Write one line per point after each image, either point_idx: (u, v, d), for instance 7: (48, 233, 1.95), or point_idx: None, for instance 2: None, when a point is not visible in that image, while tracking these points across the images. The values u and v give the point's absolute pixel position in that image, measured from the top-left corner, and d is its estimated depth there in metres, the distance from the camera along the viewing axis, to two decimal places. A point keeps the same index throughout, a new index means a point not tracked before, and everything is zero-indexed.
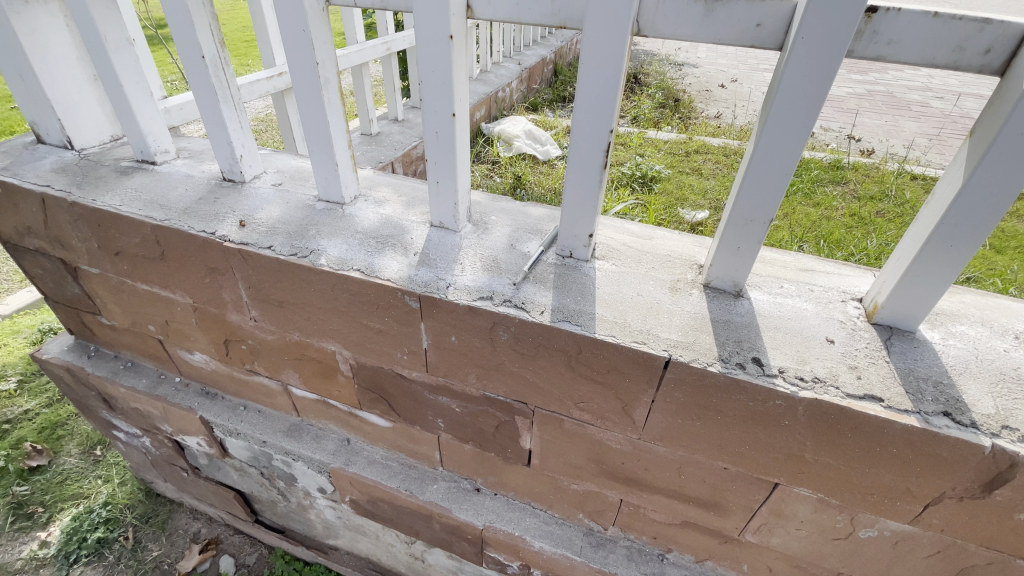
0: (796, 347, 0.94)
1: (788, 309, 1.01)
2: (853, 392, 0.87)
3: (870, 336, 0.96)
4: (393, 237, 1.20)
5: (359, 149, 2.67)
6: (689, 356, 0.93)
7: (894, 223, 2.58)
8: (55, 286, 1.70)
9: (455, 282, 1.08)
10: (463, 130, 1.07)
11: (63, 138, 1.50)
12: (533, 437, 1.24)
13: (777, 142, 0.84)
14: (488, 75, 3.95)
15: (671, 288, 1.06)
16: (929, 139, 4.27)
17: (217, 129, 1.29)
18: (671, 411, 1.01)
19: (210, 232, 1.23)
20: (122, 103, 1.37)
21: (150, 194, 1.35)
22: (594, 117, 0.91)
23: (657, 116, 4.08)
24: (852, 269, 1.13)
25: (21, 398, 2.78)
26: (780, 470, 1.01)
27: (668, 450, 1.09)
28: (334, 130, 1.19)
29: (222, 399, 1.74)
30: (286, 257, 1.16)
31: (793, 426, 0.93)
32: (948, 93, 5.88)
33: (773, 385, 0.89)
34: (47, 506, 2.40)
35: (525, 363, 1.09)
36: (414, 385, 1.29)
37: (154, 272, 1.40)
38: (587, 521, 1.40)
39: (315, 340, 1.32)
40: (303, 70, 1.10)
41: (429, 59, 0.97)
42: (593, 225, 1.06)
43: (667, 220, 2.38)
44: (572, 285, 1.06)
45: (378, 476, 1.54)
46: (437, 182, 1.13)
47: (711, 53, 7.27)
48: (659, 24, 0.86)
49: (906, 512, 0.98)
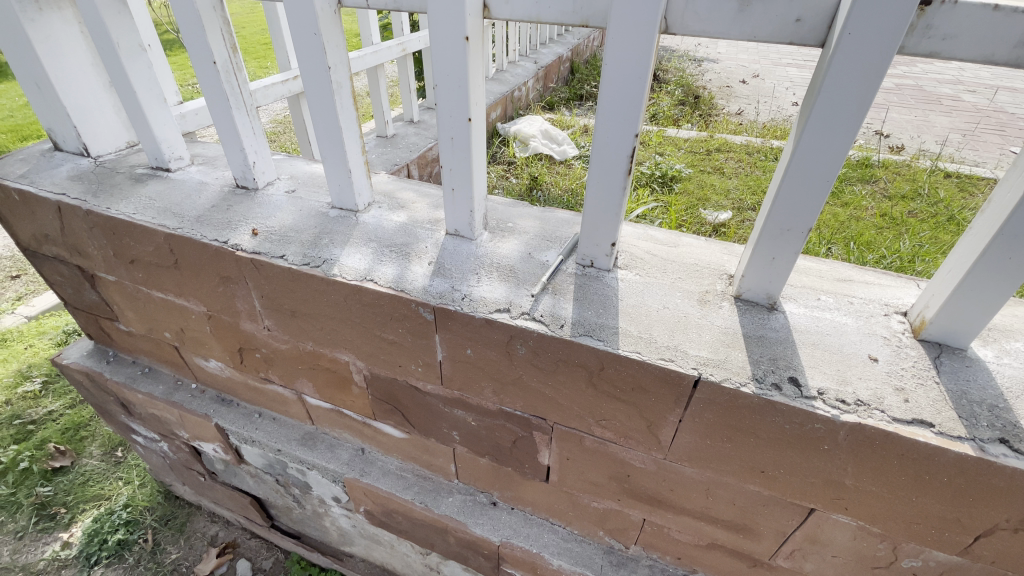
0: (837, 366, 0.87)
1: (827, 324, 0.95)
2: (900, 417, 0.81)
3: (918, 354, 0.89)
4: (407, 245, 1.16)
5: (374, 152, 2.64)
6: (720, 375, 0.87)
7: (929, 224, 2.46)
8: (74, 293, 1.71)
9: (470, 293, 1.04)
10: (480, 135, 1.03)
11: (80, 146, 1.50)
12: (552, 453, 1.19)
13: (819, 145, 0.78)
14: (504, 74, 3.91)
15: (700, 300, 1.00)
16: (962, 135, 4.10)
17: (230, 136, 1.27)
18: (699, 432, 0.95)
19: (223, 241, 1.20)
20: (135, 110, 1.36)
21: (164, 202, 1.33)
22: (619, 120, 0.86)
23: (676, 113, 3.99)
24: (894, 279, 1.06)
25: (46, 399, 2.84)
26: (817, 495, 0.94)
27: (695, 471, 1.03)
28: (347, 135, 1.15)
29: (238, 406, 1.73)
30: (299, 267, 1.13)
31: (834, 450, 0.86)
32: (981, 86, 5.66)
33: (812, 408, 0.83)
34: (69, 507, 2.44)
35: (544, 378, 1.04)
36: (429, 398, 1.25)
37: (168, 279, 1.39)
38: (608, 539, 1.34)
39: (328, 349, 1.29)
40: (315, 76, 1.07)
41: (444, 62, 0.93)
42: (615, 234, 1.01)
43: (689, 221, 2.31)
44: (594, 297, 1.01)
45: (393, 488, 1.50)
46: (453, 189, 1.09)
47: (732, 48, 7.12)
48: (689, 21, 0.80)
49: (956, 543, 0.90)
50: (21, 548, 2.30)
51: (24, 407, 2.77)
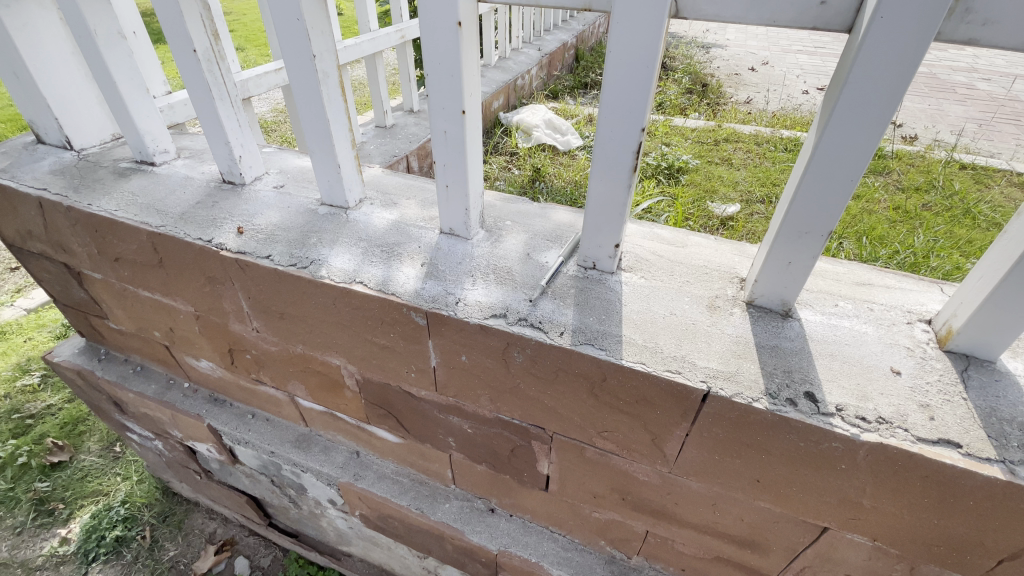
0: (856, 380, 0.81)
1: (845, 333, 0.89)
2: (925, 437, 0.75)
3: (944, 367, 0.83)
4: (399, 245, 1.10)
5: (372, 143, 2.57)
6: (731, 389, 0.81)
7: (944, 217, 2.37)
8: (62, 290, 1.67)
9: (464, 297, 0.98)
10: (475, 128, 0.97)
11: (62, 138, 1.44)
12: (551, 462, 1.14)
13: (842, 142, 0.71)
14: (507, 62, 3.80)
15: (710, 306, 0.94)
16: (978, 125, 3.98)
17: (214, 129, 1.21)
18: (707, 447, 0.90)
19: (207, 240, 1.15)
20: (117, 101, 1.30)
21: (148, 198, 1.28)
22: (624, 114, 0.80)
23: (684, 102, 3.89)
24: (916, 283, 0.99)
25: (44, 393, 2.82)
26: (830, 514, 0.89)
27: (702, 485, 0.98)
28: (335, 128, 1.09)
29: (231, 407, 1.68)
30: (285, 268, 1.07)
31: (852, 470, 0.80)
32: (997, 74, 5.50)
33: (830, 426, 0.77)
34: (67, 503, 2.42)
35: (542, 387, 0.98)
36: (424, 404, 1.20)
37: (154, 279, 1.33)
38: (610, 548, 1.29)
39: (319, 353, 1.24)
40: (300, 66, 1.00)
41: (435, 50, 0.86)
42: (619, 235, 0.94)
43: (696, 214, 2.23)
44: (595, 302, 0.95)
45: (388, 493, 1.46)
46: (447, 186, 1.03)
47: (741, 34, 6.95)
48: (701, 5, 0.73)
49: (978, 567, 0.85)
50: (20, 544, 2.29)
51: (22, 401, 2.75)
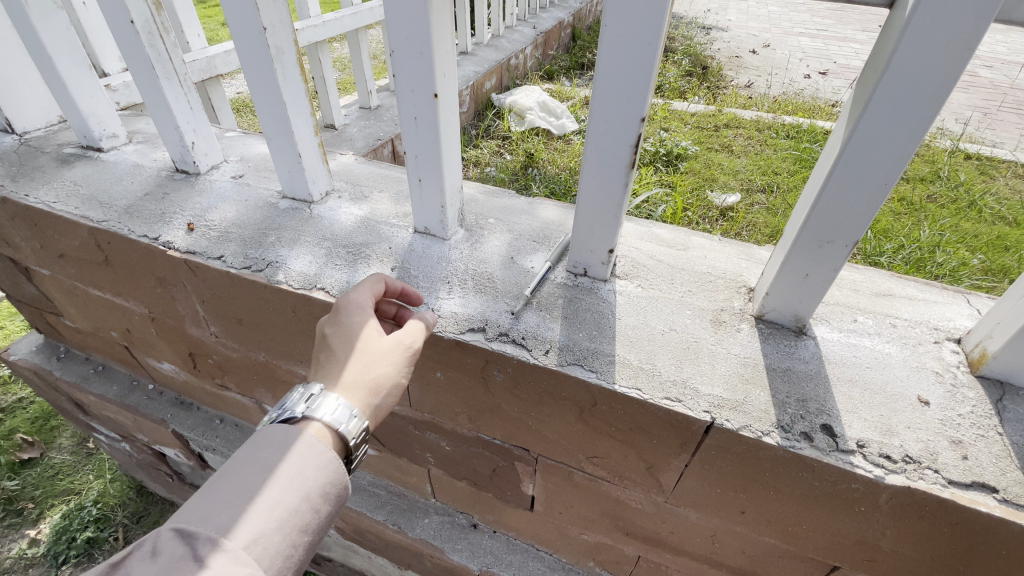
0: (879, 411, 0.72)
1: (866, 354, 0.79)
2: (957, 480, 0.66)
3: (977, 396, 0.73)
4: (368, 246, 0.98)
5: (355, 125, 2.42)
6: (738, 421, 0.71)
7: (950, 209, 2.27)
8: (12, 285, 1.54)
9: (438, 307, 0.87)
10: (450, 115, 0.84)
11: (2, 121, 1.30)
12: (536, 484, 1.04)
13: (877, 137, 0.60)
14: (500, 40, 3.63)
15: (714, 321, 0.83)
16: (982, 113, 3.86)
17: (162, 112, 1.08)
18: (709, 479, 0.80)
19: (153, 238, 1.02)
20: (56, 79, 1.16)
21: (91, 188, 1.15)
22: (620, 101, 0.68)
23: (683, 85, 3.74)
24: (941, 295, 0.89)
25: (15, 386, 2.70)
26: (842, 554, 0.80)
27: (700, 517, 0.89)
28: (294, 113, 0.96)
29: (198, 411, 1.58)
30: (238, 271, 0.95)
31: (872, 512, 0.71)
32: (1000, 60, 5.36)
33: (851, 467, 0.67)
34: (37, 502, 2.30)
35: (526, 408, 0.88)
36: (397, 418, 1.10)
37: (102, 277, 1.21)
38: (599, 570, 1.21)
39: (282, 361, 1.13)
40: (250, 40, 0.87)
41: (402, 23, 0.74)
42: (613, 239, 0.83)
43: (694, 204, 2.11)
44: (585, 315, 0.84)
45: (363, 506, 1.37)
46: (420, 180, 0.91)
47: (743, 16, 6.74)
48: None
49: None
50: None
51: None
